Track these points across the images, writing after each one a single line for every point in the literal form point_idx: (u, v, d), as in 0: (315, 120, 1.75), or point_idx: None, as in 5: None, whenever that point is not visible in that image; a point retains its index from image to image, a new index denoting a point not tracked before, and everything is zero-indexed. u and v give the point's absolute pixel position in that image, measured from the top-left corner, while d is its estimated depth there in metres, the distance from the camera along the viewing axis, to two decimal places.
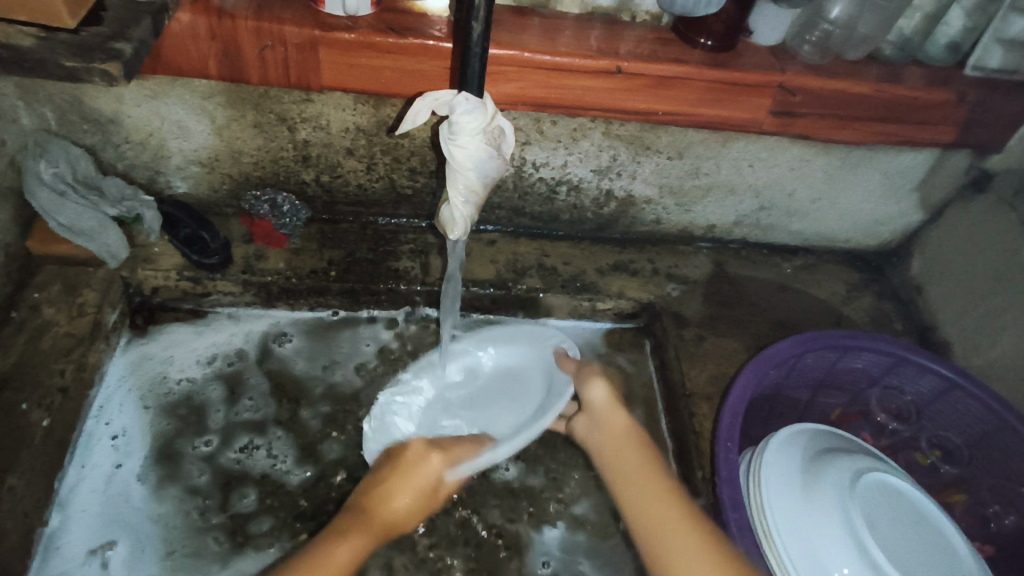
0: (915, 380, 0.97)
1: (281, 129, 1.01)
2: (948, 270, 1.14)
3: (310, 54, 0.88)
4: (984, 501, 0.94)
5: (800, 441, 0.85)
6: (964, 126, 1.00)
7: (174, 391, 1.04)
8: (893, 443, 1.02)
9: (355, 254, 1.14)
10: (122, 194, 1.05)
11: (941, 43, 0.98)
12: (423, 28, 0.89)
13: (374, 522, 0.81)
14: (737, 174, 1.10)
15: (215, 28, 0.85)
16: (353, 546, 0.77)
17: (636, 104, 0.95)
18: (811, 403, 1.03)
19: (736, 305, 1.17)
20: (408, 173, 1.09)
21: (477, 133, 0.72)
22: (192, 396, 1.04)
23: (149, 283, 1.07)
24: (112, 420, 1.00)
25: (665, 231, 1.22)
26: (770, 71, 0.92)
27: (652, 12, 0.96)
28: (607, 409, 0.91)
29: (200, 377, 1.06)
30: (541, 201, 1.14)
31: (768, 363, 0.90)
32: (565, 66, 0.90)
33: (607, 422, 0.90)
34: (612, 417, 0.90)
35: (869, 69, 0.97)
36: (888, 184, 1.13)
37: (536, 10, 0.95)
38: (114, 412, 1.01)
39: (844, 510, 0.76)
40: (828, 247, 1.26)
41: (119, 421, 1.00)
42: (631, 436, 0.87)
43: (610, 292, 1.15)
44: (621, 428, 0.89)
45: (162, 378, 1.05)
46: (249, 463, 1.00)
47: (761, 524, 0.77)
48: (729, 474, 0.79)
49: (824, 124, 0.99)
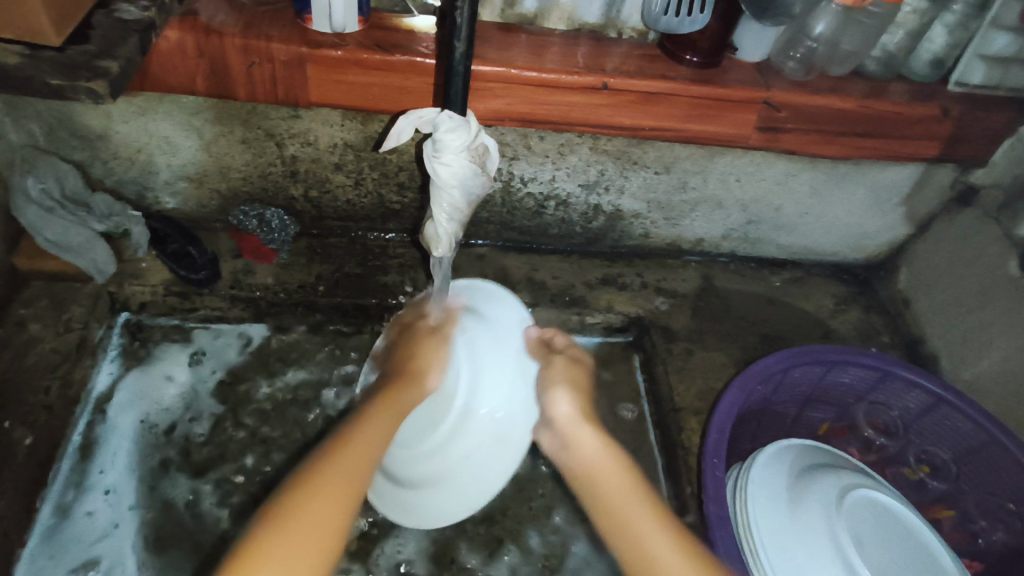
0: (902, 395, 0.97)
1: (269, 145, 1.01)
2: (934, 283, 1.15)
3: (297, 71, 0.88)
4: (972, 517, 0.94)
5: (787, 456, 0.84)
6: (948, 142, 1.00)
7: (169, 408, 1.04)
8: (881, 458, 1.02)
9: (344, 269, 1.13)
10: (110, 210, 1.05)
11: (925, 60, 0.99)
12: (410, 46, 0.89)
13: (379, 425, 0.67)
14: (724, 188, 1.11)
15: (202, 45, 0.85)
16: (368, 438, 0.64)
17: (622, 120, 0.96)
18: (798, 418, 1.02)
19: (724, 318, 1.17)
20: (396, 188, 1.09)
21: (461, 151, 0.72)
22: (182, 413, 1.03)
23: (136, 299, 1.07)
24: (107, 437, 0.99)
25: (654, 245, 1.22)
26: (755, 87, 0.93)
27: (638, 29, 0.97)
28: (562, 409, 0.79)
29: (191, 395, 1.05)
30: (529, 215, 1.14)
31: (756, 378, 0.90)
32: (551, 83, 0.90)
33: (569, 433, 0.77)
34: (578, 437, 0.76)
35: (854, 85, 0.97)
36: (874, 199, 1.13)
37: (524, 27, 0.96)
38: (107, 427, 1.00)
39: (830, 528, 0.75)
40: (816, 260, 1.26)
41: (111, 438, 0.99)
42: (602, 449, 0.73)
43: (598, 306, 1.15)
44: (608, 476, 0.70)
45: (155, 397, 1.04)
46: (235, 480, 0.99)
47: (747, 541, 0.76)
48: (716, 491, 0.78)
49: (808, 139, 1.00)
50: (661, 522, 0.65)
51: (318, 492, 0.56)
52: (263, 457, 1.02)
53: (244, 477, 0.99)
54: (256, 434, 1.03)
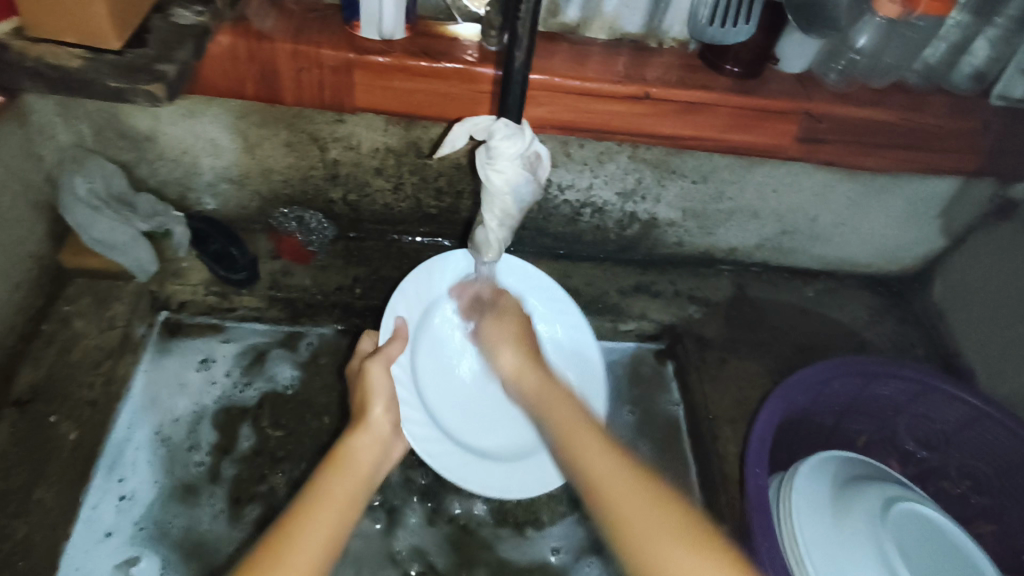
0: (943, 408, 0.97)
1: (312, 148, 1.03)
2: (971, 297, 1.14)
3: (345, 76, 0.90)
4: (1015, 532, 0.93)
5: (828, 468, 0.84)
6: (987, 155, 1.00)
7: (185, 425, 1.03)
8: (921, 471, 1.02)
9: (380, 271, 1.14)
10: (153, 209, 1.07)
11: (966, 73, 0.98)
12: (454, 53, 0.90)
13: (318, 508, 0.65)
14: (761, 199, 1.11)
15: (254, 50, 0.87)
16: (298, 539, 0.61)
17: (662, 129, 0.96)
18: (836, 430, 1.01)
19: (757, 328, 1.17)
20: (434, 193, 1.10)
21: (515, 159, 0.72)
22: (213, 424, 1.03)
23: (176, 297, 1.09)
24: (125, 451, 0.99)
25: (687, 254, 1.22)
26: (797, 98, 0.93)
27: (679, 39, 0.98)
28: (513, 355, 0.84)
29: (213, 408, 1.05)
30: (565, 222, 1.15)
31: (796, 389, 0.90)
32: (594, 92, 0.91)
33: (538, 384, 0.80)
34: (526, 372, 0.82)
35: (894, 97, 0.98)
36: (910, 211, 1.13)
37: (565, 36, 0.97)
38: (128, 442, 1.00)
39: (875, 540, 0.76)
40: (850, 271, 1.26)
41: (132, 452, 0.99)
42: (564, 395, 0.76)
43: (632, 313, 1.15)
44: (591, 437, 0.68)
45: (174, 411, 1.03)
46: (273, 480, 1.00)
47: (793, 552, 0.76)
48: (759, 499, 0.79)
49: (848, 151, 1.00)
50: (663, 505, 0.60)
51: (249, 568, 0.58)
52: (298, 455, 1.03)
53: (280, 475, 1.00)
54: (293, 432, 1.04)
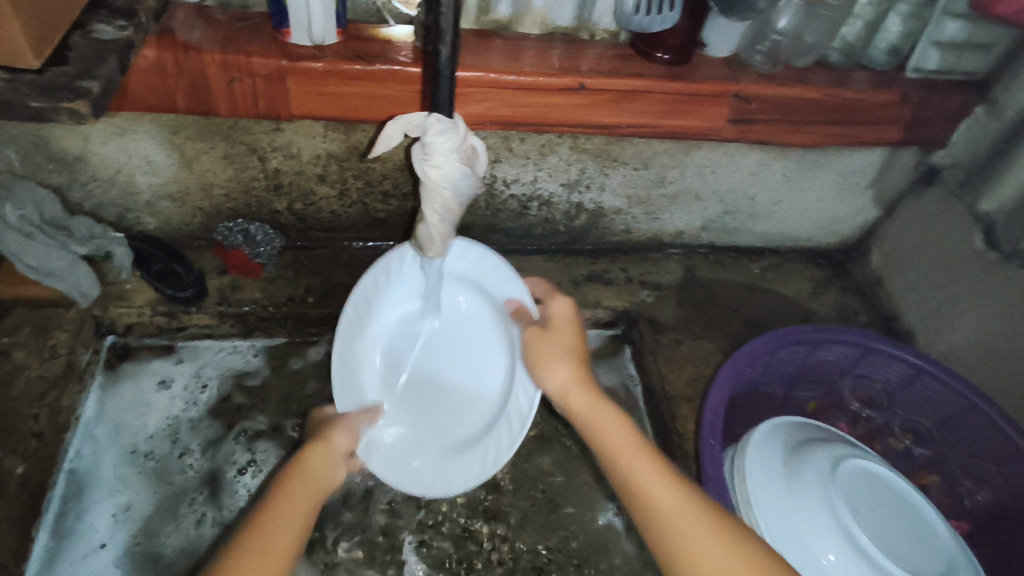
0: (885, 367, 1.01)
1: (251, 159, 1.01)
2: (905, 261, 1.20)
3: (279, 83, 0.89)
4: (959, 480, 0.97)
5: (779, 435, 0.87)
6: (909, 125, 1.05)
7: (163, 440, 1.01)
8: (869, 431, 1.05)
9: (332, 279, 1.14)
10: (91, 232, 1.04)
11: (882, 48, 1.03)
12: (389, 55, 0.91)
13: None
14: (701, 181, 1.14)
15: (182, 62, 0.85)
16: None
17: (600, 118, 0.98)
18: (787, 398, 1.05)
19: (708, 307, 1.20)
20: (381, 197, 1.10)
21: (451, 153, 0.73)
22: (186, 433, 1.02)
23: (122, 321, 1.06)
24: (82, 479, 0.95)
25: (636, 240, 1.25)
26: (726, 81, 0.96)
27: (609, 30, 1.00)
28: (563, 385, 0.77)
29: (181, 421, 1.03)
30: (513, 217, 1.16)
31: (744, 360, 0.93)
32: (530, 85, 0.92)
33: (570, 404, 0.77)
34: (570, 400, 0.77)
35: (817, 75, 1.02)
36: (843, 183, 1.18)
37: (498, 33, 0.98)
38: (102, 470, 0.97)
39: (827, 497, 0.78)
40: (792, 246, 1.31)
41: (98, 478, 0.96)
42: (592, 413, 0.75)
43: (586, 302, 1.17)
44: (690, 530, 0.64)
45: (145, 430, 1.01)
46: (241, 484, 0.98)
47: (748, 515, 0.79)
48: (714, 469, 0.81)
49: (779, 129, 1.04)
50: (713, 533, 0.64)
51: None
52: (275, 455, 1.01)
53: (256, 477, 0.99)
54: (266, 435, 1.03)
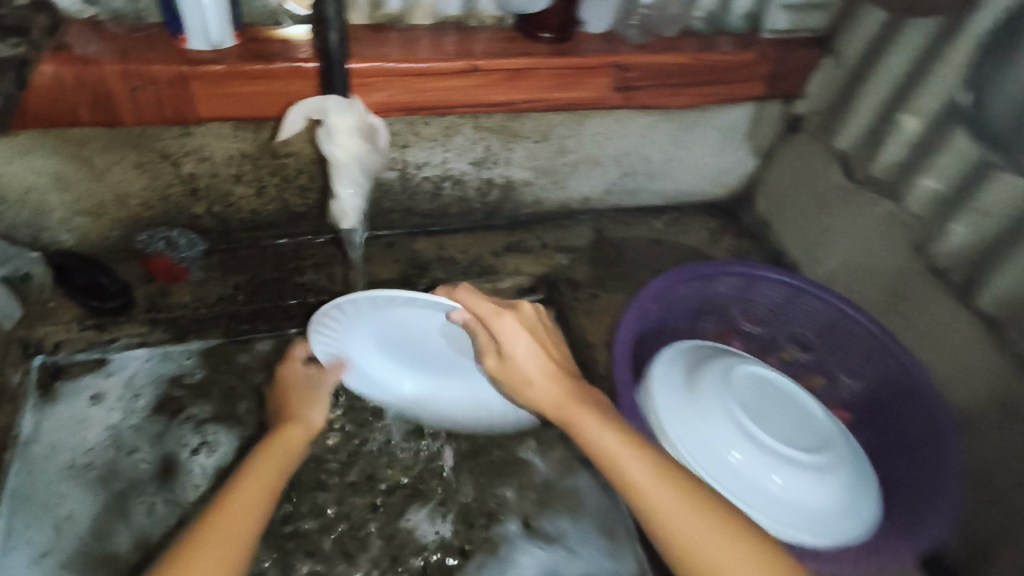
0: (769, 291, 1.14)
1: (164, 166, 1.04)
2: (786, 202, 1.34)
3: (182, 89, 0.92)
4: (842, 381, 1.12)
5: (680, 355, 0.99)
6: (770, 80, 1.19)
7: (105, 448, 1.01)
8: (763, 348, 1.18)
9: (260, 276, 1.17)
10: (5, 254, 1.04)
11: (739, 14, 1.16)
12: (289, 53, 0.96)
13: (237, 520, 0.72)
14: (598, 148, 1.25)
15: (82, 75, 0.88)
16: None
17: (496, 96, 1.07)
18: (692, 330, 1.17)
19: (619, 263, 1.31)
20: (298, 191, 1.15)
21: (350, 129, 0.84)
22: (129, 438, 1.02)
23: (48, 339, 1.06)
24: (26, 494, 0.96)
25: (547, 209, 1.34)
26: (605, 54, 1.06)
27: (495, 15, 1.08)
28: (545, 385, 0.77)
29: (123, 426, 1.04)
30: (429, 198, 1.23)
31: (646, 298, 1.03)
32: (426, 71, 0.99)
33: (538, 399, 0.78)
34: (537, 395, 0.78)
35: (686, 42, 1.13)
36: (724, 138, 1.31)
37: (392, 25, 1.05)
38: (46, 483, 0.97)
39: (724, 402, 0.90)
40: (690, 201, 1.43)
41: (43, 492, 0.96)
42: (573, 402, 0.76)
43: (507, 271, 1.25)
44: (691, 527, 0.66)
45: (84, 443, 1.01)
46: (191, 477, 1.00)
47: (657, 425, 0.90)
48: (626, 392, 0.91)
49: (659, 93, 1.15)
50: (725, 533, 0.66)
51: (225, 518, 0.72)
52: (226, 436, 1.04)
53: (211, 457, 1.02)
54: (214, 419, 1.05)
